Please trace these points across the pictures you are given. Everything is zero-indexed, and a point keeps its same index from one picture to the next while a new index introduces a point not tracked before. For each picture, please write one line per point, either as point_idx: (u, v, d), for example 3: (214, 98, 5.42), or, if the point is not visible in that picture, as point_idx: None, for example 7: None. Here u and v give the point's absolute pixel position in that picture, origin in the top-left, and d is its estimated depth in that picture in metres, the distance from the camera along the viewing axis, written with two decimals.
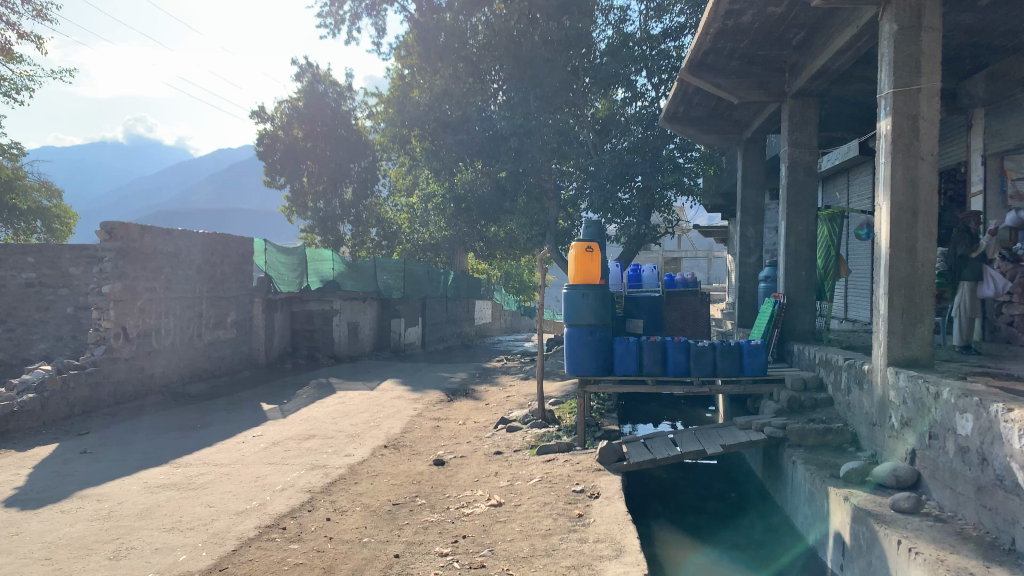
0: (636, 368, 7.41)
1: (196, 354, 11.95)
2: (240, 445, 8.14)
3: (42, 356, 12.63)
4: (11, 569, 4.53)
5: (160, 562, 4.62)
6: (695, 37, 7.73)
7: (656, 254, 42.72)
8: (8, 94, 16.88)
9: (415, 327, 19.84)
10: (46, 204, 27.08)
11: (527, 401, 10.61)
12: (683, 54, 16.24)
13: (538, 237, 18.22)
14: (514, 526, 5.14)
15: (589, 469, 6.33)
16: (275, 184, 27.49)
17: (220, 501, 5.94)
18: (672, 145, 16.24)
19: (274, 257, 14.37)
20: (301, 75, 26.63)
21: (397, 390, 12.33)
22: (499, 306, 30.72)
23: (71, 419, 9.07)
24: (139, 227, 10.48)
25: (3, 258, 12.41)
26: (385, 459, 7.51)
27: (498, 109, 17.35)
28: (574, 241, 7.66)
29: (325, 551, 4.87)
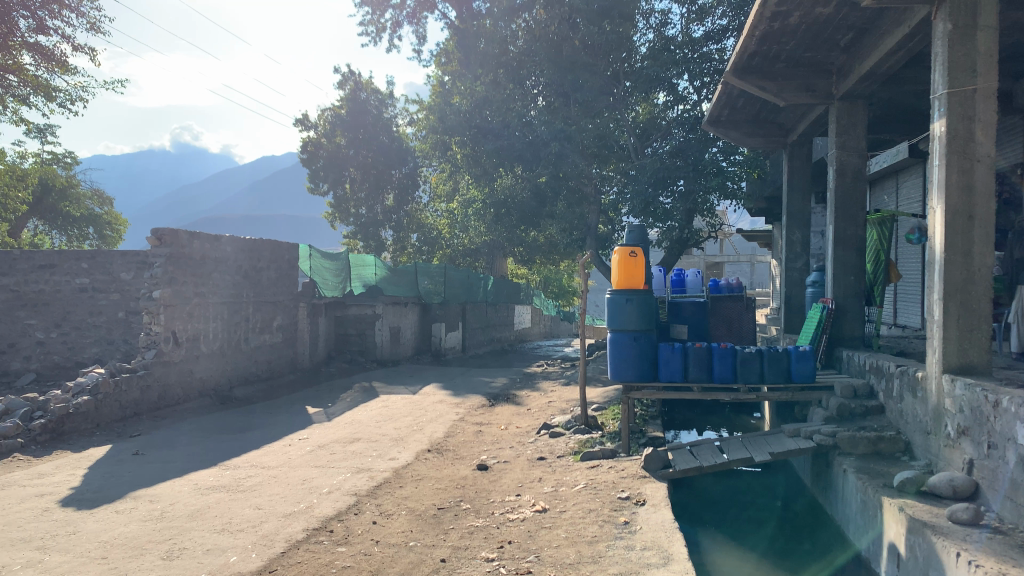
0: (681, 374, 7.34)
1: (242, 358, 12.16)
2: (286, 448, 8.26)
3: (95, 360, 12.97)
4: (68, 567, 4.64)
5: (211, 563, 4.71)
6: (739, 40, 7.65)
7: (696, 260, 42.18)
8: (62, 106, 17.32)
9: (455, 332, 19.93)
10: (98, 211, 27.85)
11: (570, 406, 10.57)
12: (725, 57, 16.05)
13: (579, 241, 18.16)
14: (560, 533, 5.12)
15: (634, 476, 6.28)
16: (319, 191, 28.07)
17: (269, 503, 6.03)
18: (714, 148, 15.99)
19: (317, 262, 14.57)
20: (344, 83, 27.04)
21: (439, 395, 12.36)
22: (538, 311, 30.70)
23: (123, 421, 9.29)
24: (188, 234, 10.68)
25: (59, 264, 12.80)
26: (429, 463, 7.55)
27: (539, 115, 17.36)
28: (617, 245, 7.62)
29: (372, 555, 4.90)
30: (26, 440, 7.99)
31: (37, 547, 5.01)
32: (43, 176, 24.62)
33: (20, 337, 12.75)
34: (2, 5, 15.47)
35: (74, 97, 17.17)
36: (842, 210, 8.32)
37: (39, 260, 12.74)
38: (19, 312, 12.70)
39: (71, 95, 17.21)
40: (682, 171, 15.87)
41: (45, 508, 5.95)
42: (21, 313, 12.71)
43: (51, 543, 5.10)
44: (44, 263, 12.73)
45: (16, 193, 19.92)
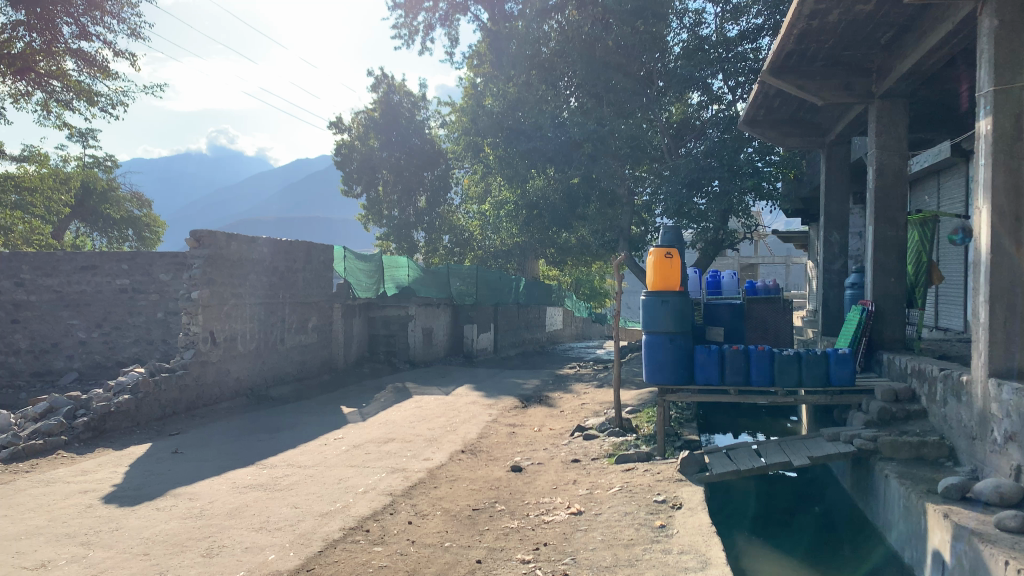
0: (718, 377, 7.26)
1: (278, 358, 12.31)
2: (322, 448, 8.33)
3: (135, 359, 13.22)
4: (111, 563, 4.72)
5: (251, 561, 4.76)
6: (777, 39, 7.55)
7: (730, 262, 41.76)
8: (104, 110, 17.69)
9: (487, 333, 19.98)
10: (137, 213, 28.36)
11: (603, 408, 10.54)
12: (761, 57, 15.86)
13: (611, 243, 18.09)
14: (596, 536, 5.09)
15: (670, 479, 6.23)
16: (352, 193, 28.30)
17: (306, 503, 6.08)
18: (750, 149, 15.80)
19: (351, 263, 14.67)
20: (377, 86, 27.25)
21: (472, 395, 12.37)
22: (570, 313, 30.64)
23: (163, 419, 9.45)
24: (225, 235, 10.82)
25: (100, 265, 13.06)
26: (463, 464, 7.56)
27: (571, 116, 17.32)
28: (653, 245, 7.53)
29: (409, 555, 4.91)
30: (70, 437, 8.17)
31: (81, 543, 5.10)
32: (84, 179, 25.19)
33: (63, 337, 13.04)
34: (46, 11, 15.88)
35: (115, 101, 17.53)
36: (882, 210, 8.16)
37: (82, 261, 13.01)
38: (62, 312, 12.99)
39: (113, 99, 17.57)
40: (716, 172, 15.64)
41: (89, 504, 6.07)
42: (63, 313, 13.00)
43: (95, 539, 5.19)
44: (87, 264, 13.02)
45: (59, 195, 20.38)
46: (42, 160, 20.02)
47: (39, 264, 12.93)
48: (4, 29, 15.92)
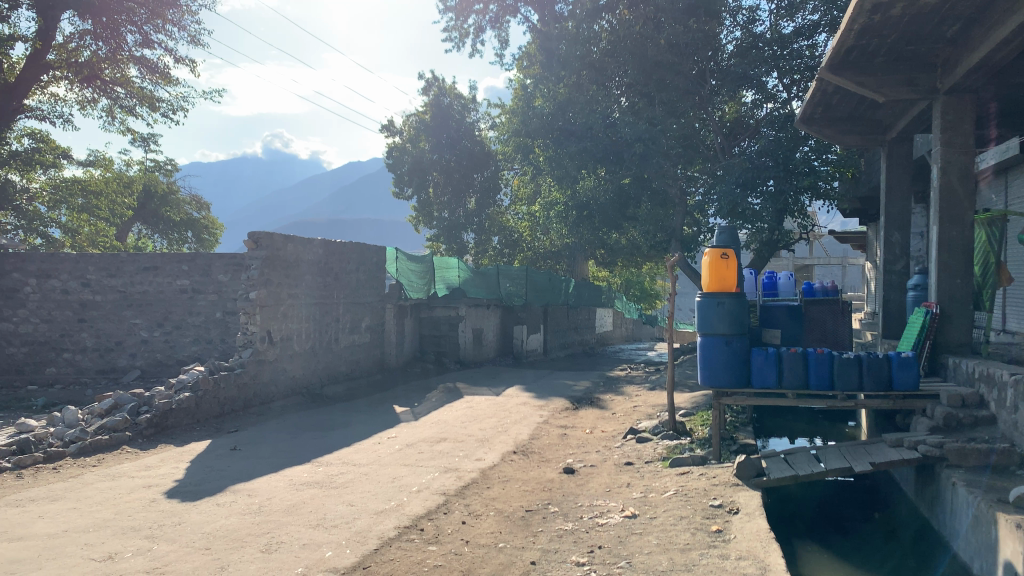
0: (775, 381, 7.12)
1: (331, 357, 12.49)
2: (375, 447, 8.41)
3: (195, 358, 13.55)
4: (175, 556, 4.84)
5: (308, 557, 4.82)
6: (836, 35, 7.36)
7: (784, 262, 40.95)
8: (166, 115, 18.27)
9: (537, 335, 19.98)
10: (196, 215, 29.17)
11: (656, 411, 10.42)
12: (817, 53, 15.49)
13: (663, 244, 17.89)
14: (651, 539, 5.04)
15: (727, 484, 6.13)
16: (403, 195, 28.61)
17: (361, 501, 6.15)
18: (806, 147, 15.46)
19: (404, 264, 14.82)
20: (428, 89, 27.44)
21: (522, 397, 12.35)
22: (620, 314, 30.43)
23: (222, 417, 9.67)
24: (281, 237, 11.00)
25: (162, 266, 13.44)
26: (515, 465, 7.56)
27: (622, 115, 17.22)
28: (708, 246, 7.43)
29: (463, 554, 4.94)
30: (133, 433, 8.41)
31: (146, 536, 5.25)
32: (146, 183, 26.01)
33: (126, 336, 13.45)
34: (111, 20, 16.62)
35: (176, 106, 18.06)
36: (947, 209, 7.90)
37: (144, 262, 13.39)
38: (125, 312, 13.40)
39: (174, 105, 18.15)
40: (772, 171, 15.35)
41: (152, 498, 6.24)
42: (127, 313, 13.41)
43: (158, 532, 5.34)
44: (149, 265, 13.40)
45: (122, 198, 21.02)
46: (107, 164, 20.68)
47: (104, 265, 13.37)
48: (72, 38, 16.91)
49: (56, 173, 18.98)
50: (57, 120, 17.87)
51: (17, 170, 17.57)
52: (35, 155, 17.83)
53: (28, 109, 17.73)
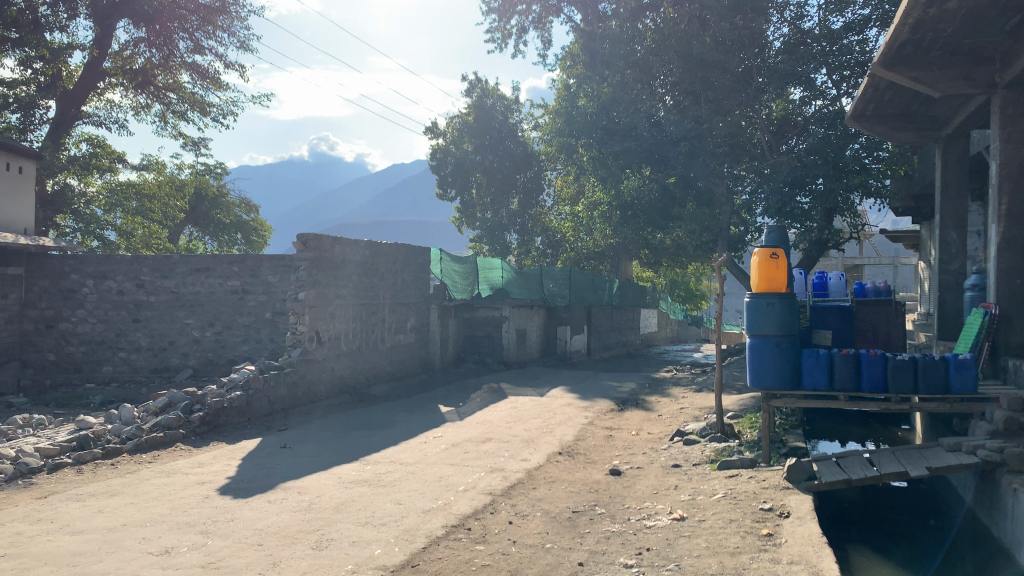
0: (826, 383, 6.99)
1: (378, 357, 12.65)
2: (421, 446, 8.49)
3: (245, 357, 13.73)
4: (229, 551, 4.95)
5: (358, 555, 4.88)
6: (890, 30, 7.17)
7: (833, 262, 40.16)
8: (216, 119, 18.72)
9: (581, 336, 19.89)
10: (245, 218, 29.77)
11: (703, 413, 10.31)
12: (868, 49, 15.15)
13: (709, 245, 17.58)
14: (700, 542, 4.99)
15: (777, 487, 6.04)
16: (446, 197, 28.81)
17: (408, 499, 6.20)
18: (856, 145, 15.08)
19: (448, 265, 15.01)
20: (471, 91, 27.61)
21: (567, 398, 12.34)
22: (665, 315, 30.21)
23: (272, 415, 9.85)
24: (329, 239, 11.13)
25: (214, 268, 13.73)
26: (561, 466, 7.56)
27: (667, 114, 17.14)
28: (757, 246, 7.36)
29: (510, 554, 4.95)
30: (187, 431, 8.62)
31: (201, 532, 5.37)
32: (198, 186, 26.65)
33: (179, 336, 13.75)
34: (163, 27, 17.41)
35: (225, 110, 18.48)
36: (1007, 208, 7.66)
37: (196, 263, 13.70)
38: (178, 312, 13.72)
39: (224, 109, 18.60)
40: (821, 169, 15.07)
41: (205, 495, 6.38)
42: (179, 313, 13.72)
43: (213, 528, 5.45)
44: (200, 267, 13.70)
45: (174, 202, 21.57)
46: (159, 168, 21.21)
47: (157, 267, 13.73)
48: (127, 45, 17.66)
49: (112, 177, 19.52)
50: (113, 125, 18.41)
51: (76, 175, 18.10)
52: (92, 159, 18.37)
53: (86, 115, 18.30)
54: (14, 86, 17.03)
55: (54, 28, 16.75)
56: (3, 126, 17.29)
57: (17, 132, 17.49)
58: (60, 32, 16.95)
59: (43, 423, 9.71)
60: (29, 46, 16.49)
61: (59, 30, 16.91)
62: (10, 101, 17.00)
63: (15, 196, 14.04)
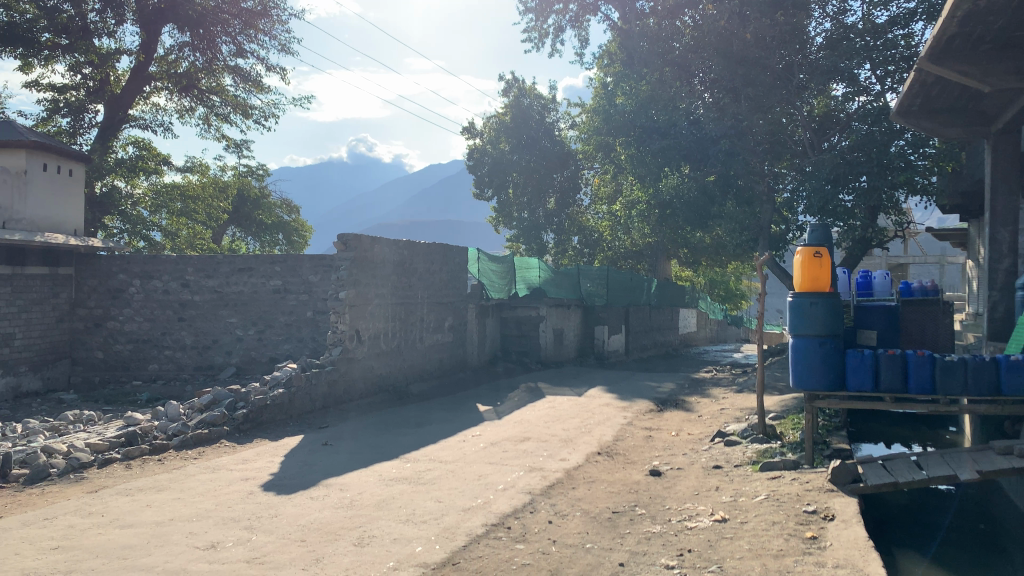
0: (872, 384, 6.86)
1: (416, 356, 12.75)
2: (460, 444, 8.52)
3: (287, 356, 13.90)
4: (274, 547, 5.02)
5: (399, 552, 4.92)
6: (938, 24, 7.01)
7: (878, 260, 39.35)
8: (258, 122, 19.05)
9: (619, 335, 19.80)
10: (287, 219, 30.23)
11: (745, 414, 10.19)
12: (914, 42, 14.78)
13: (749, 244, 17.29)
14: (742, 544, 4.94)
15: (821, 490, 5.95)
16: (484, 197, 28.95)
17: (448, 497, 6.24)
18: (902, 141, 14.74)
19: (486, 265, 15.12)
20: (508, 90, 27.82)
21: (606, 398, 12.30)
22: (705, 315, 29.94)
23: (313, 413, 9.98)
24: (368, 239, 11.21)
25: (256, 268, 13.92)
26: (600, 466, 7.53)
27: (706, 112, 17.00)
28: (800, 244, 7.24)
29: (550, 554, 4.94)
30: (231, 428, 8.76)
31: (245, 527, 5.46)
32: (240, 188, 27.13)
33: (223, 334, 13.98)
34: (207, 31, 17.76)
35: (266, 113, 18.79)
36: None
37: (239, 263, 13.92)
38: (221, 311, 13.95)
39: (265, 112, 18.92)
40: (864, 167, 14.78)
41: (250, 491, 6.49)
42: (223, 312, 13.96)
43: (257, 523, 5.54)
44: (243, 267, 13.91)
45: (218, 203, 21.99)
46: (203, 170, 21.62)
47: (202, 266, 14.01)
48: (172, 50, 18.09)
49: (158, 179, 19.93)
50: (159, 128, 18.83)
51: (123, 177, 18.51)
52: (139, 162, 18.79)
53: (132, 119, 18.74)
54: (65, 91, 17.75)
55: (102, 34, 17.21)
56: (55, 130, 17.84)
57: (67, 135, 18.01)
58: (108, 38, 17.42)
59: (93, 419, 9.97)
60: (79, 52, 16.96)
61: (108, 36, 17.36)
62: (60, 106, 17.79)
63: (67, 198, 14.42)
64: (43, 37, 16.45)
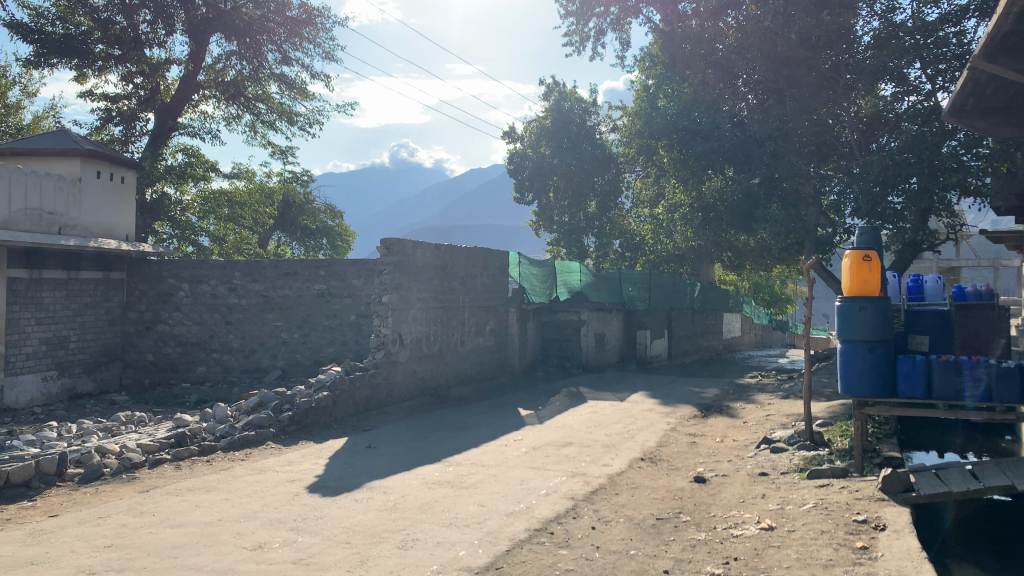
0: (924, 390, 6.70)
1: (458, 359, 12.80)
2: (503, 448, 8.53)
3: (331, 359, 14.05)
4: (319, 548, 5.08)
5: (442, 555, 4.94)
6: (992, 20, 6.79)
7: (928, 263, 38.23)
8: (302, 128, 19.33)
9: (662, 340, 19.64)
10: (331, 224, 30.67)
11: (791, 421, 10.01)
12: (966, 40, 14.35)
13: (795, 247, 17.03)
14: (790, 553, 4.85)
15: (871, 499, 5.81)
16: (524, 201, 28.99)
17: (491, 501, 6.25)
18: (955, 141, 14.33)
19: (527, 269, 15.18)
20: (548, 94, 27.77)
21: (649, 403, 12.20)
22: (749, 319, 29.54)
23: (357, 416, 10.08)
24: (410, 243, 11.26)
25: (301, 272, 14.10)
26: (643, 472, 7.47)
27: (750, 114, 16.77)
28: (848, 248, 7.14)
29: (593, 560, 4.92)
30: (277, 430, 8.90)
31: (292, 528, 5.53)
32: (286, 194, 27.57)
33: (269, 338, 14.20)
34: (253, 40, 18.10)
35: (310, 119, 19.05)
36: None
37: (284, 268, 14.13)
38: (267, 314, 14.17)
39: (310, 119, 19.21)
40: (914, 169, 14.42)
41: (295, 492, 6.58)
42: (269, 315, 14.17)
43: (302, 525, 5.62)
44: (289, 271, 14.12)
45: (264, 208, 22.37)
46: (249, 176, 21.98)
47: (248, 271, 14.26)
48: (219, 59, 18.47)
49: (206, 186, 20.32)
50: (206, 136, 19.23)
51: (172, 183, 18.94)
52: (188, 168, 19.20)
53: (181, 127, 19.16)
54: (118, 100, 18.29)
55: (153, 44, 17.67)
56: (108, 138, 18.35)
57: (119, 143, 18.51)
58: (159, 48, 17.84)
59: (143, 420, 10.21)
60: (131, 62, 17.44)
61: (158, 47, 17.80)
62: (113, 115, 18.35)
63: (118, 205, 14.79)
64: (97, 49, 16.98)
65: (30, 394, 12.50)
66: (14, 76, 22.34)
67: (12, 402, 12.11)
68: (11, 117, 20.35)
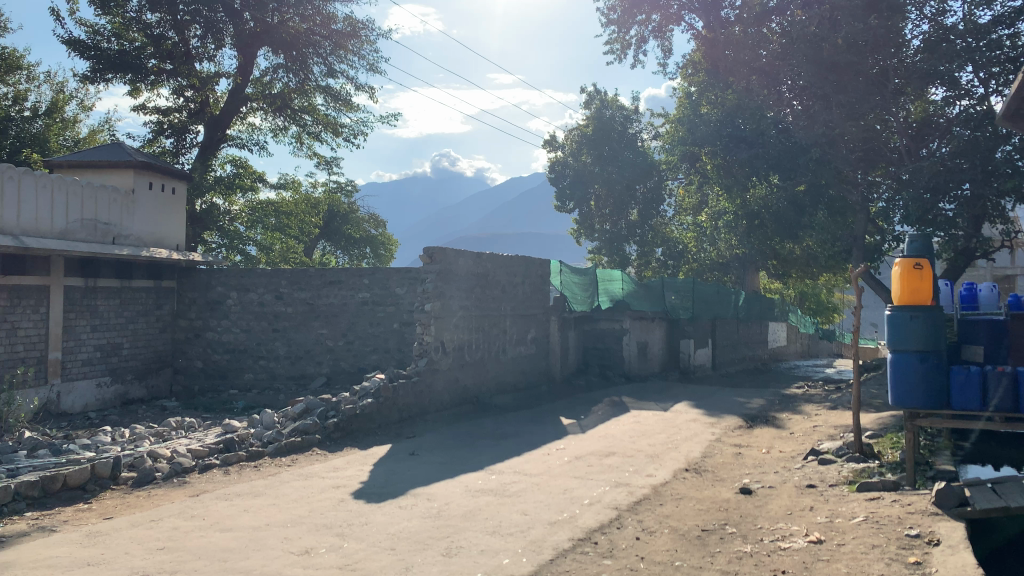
0: (979, 402, 6.54)
1: (499, 367, 12.83)
2: (545, 457, 8.52)
3: (374, 366, 14.19)
4: (365, 554, 5.13)
5: (487, 563, 4.96)
6: None
7: (982, 272, 37.18)
8: (347, 139, 19.62)
9: (705, 349, 19.43)
10: (374, 233, 31.04)
11: (839, 432, 9.82)
12: (1020, 42, 13.97)
13: (842, 254, 16.75)
14: (840, 567, 4.77)
15: (923, 513, 5.68)
16: (565, 209, 28.93)
17: (535, 510, 6.25)
18: (1009, 146, 14.00)
19: (568, 277, 15.23)
20: (590, 102, 27.75)
21: (692, 413, 12.06)
22: (795, 328, 29.06)
23: (400, 423, 10.16)
24: (452, 252, 11.34)
25: (345, 280, 14.30)
26: (688, 482, 7.40)
27: (794, 120, 16.54)
28: (898, 255, 6.97)
29: (638, 570, 4.89)
30: (323, 436, 9.01)
31: (338, 534, 5.60)
32: (330, 203, 27.97)
33: (314, 346, 14.40)
34: (300, 53, 18.47)
35: (355, 131, 19.33)
36: None
37: (330, 276, 14.34)
38: (313, 322, 14.39)
39: (354, 130, 19.50)
40: (966, 174, 14.12)
41: (341, 498, 6.67)
42: (314, 323, 14.39)
43: (348, 531, 5.68)
44: (333, 280, 14.32)
45: (309, 218, 22.75)
46: (295, 187, 22.39)
47: (294, 279, 14.50)
48: (267, 72, 18.87)
49: (253, 197, 20.74)
50: (254, 147, 19.64)
51: (221, 194, 19.35)
52: (236, 179, 19.58)
53: (230, 138, 19.59)
54: (169, 113, 18.81)
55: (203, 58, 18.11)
56: (159, 151, 18.88)
57: (170, 155, 19.02)
58: (208, 62, 18.27)
59: (193, 425, 10.45)
60: (182, 76, 17.88)
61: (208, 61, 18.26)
62: (165, 128, 18.87)
63: (170, 214, 15.16)
64: (150, 63, 17.58)
65: (85, 400, 12.90)
66: (71, 90, 23.10)
67: (68, 407, 12.49)
68: (68, 130, 21.03)
